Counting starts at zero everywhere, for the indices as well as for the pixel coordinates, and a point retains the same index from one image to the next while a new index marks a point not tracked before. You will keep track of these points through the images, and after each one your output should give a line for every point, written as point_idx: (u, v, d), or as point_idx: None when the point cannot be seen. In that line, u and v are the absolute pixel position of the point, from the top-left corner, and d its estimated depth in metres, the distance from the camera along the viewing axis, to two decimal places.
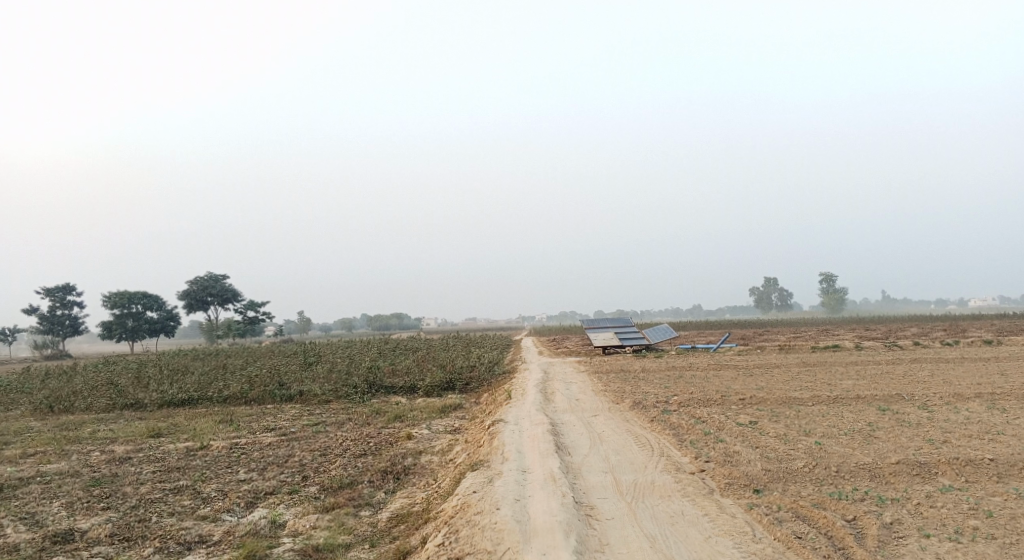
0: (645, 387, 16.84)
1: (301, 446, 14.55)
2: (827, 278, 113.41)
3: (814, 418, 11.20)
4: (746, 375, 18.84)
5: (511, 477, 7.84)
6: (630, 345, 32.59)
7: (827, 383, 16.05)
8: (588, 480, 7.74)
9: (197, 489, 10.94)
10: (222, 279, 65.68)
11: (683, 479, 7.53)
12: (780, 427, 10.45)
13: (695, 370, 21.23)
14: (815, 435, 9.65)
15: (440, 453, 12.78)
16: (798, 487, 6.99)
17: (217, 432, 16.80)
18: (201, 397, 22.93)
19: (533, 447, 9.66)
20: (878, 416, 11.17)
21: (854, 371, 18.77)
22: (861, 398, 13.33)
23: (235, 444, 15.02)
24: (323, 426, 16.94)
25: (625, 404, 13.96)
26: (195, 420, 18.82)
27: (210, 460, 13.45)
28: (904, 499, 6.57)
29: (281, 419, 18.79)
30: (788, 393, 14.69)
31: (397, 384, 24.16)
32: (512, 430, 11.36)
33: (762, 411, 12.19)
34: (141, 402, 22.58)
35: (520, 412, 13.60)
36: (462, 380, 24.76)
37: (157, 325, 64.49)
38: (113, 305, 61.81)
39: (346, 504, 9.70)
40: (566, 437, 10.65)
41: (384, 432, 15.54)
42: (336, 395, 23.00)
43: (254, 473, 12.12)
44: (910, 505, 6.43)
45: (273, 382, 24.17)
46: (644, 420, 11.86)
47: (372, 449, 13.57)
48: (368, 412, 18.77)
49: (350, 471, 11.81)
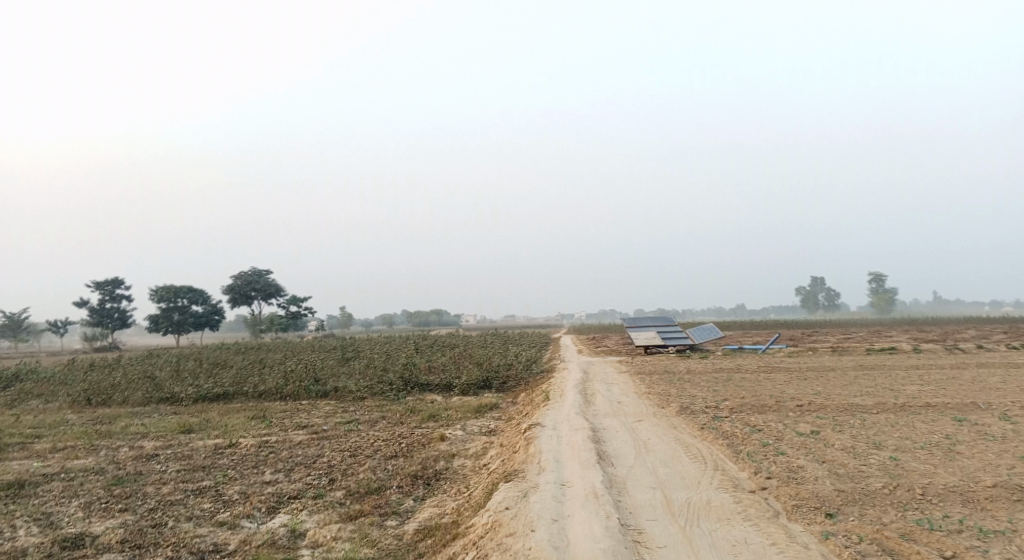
0: (692, 390, 15.91)
1: (332, 445, 14.05)
2: (877, 278, 109.73)
3: (883, 428, 10.15)
4: (799, 379, 17.73)
5: (547, 492, 7.10)
6: (673, 345, 31.53)
7: (890, 389, 14.86)
8: (635, 498, 6.95)
9: (219, 491, 10.65)
10: (266, 274, 66.39)
11: (744, 500, 6.67)
12: (847, 439, 9.44)
13: (744, 373, 20.11)
14: (888, 448, 8.62)
15: (473, 457, 12.14)
16: (880, 512, 6.06)
17: (249, 429, 16.47)
18: (236, 392, 22.75)
19: (573, 457, 8.89)
20: (956, 426, 10.04)
21: (918, 376, 17.45)
22: (932, 406, 12.15)
23: (264, 442, 14.61)
24: (356, 425, 16.41)
25: (671, 409, 13.09)
26: (227, 416, 18.53)
27: (238, 459, 13.07)
28: (1010, 532, 5.60)
29: (314, 416, 18.39)
30: (848, 399, 13.58)
31: (432, 382, 23.61)
32: (550, 436, 10.60)
33: (823, 420, 11.17)
34: (178, 395, 22.50)
35: (559, 415, 12.84)
36: (499, 379, 24.10)
37: (201, 319, 65.35)
38: (160, 298, 62.99)
39: (372, 512, 9.12)
40: (608, 445, 9.85)
41: (417, 432, 14.93)
42: (371, 391, 22.55)
43: (281, 474, 11.65)
44: (1019, 541, 5.45)
45: (308, 378, 23.90)
46: (693, 427, 10.97)
47: (403, 451, 13.00)
48: (402, 411, 18.23)
49: (379, 474, 11.23)
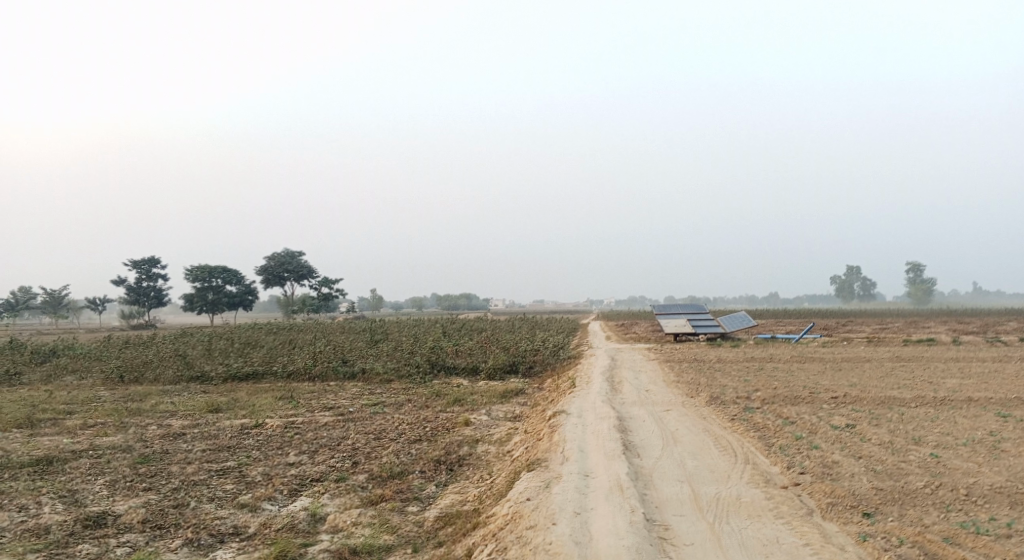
0: (722, 379, 15.56)
1: (356, 427, 14.03)
2: (915, 267, 107.02)
3: (922, 423, 9.73)
4: (834, 370, 17.24)
5: (570, 483, 6.90)
6: (703, 333, 31.06)
7: (929, 382, 14.33)
8: (661, 492, 6.72)
9: (242, 472, 10.68)
10: (298, 256, 67.07)
11: (775, 497, 6.39)
12: (884, 433, 9.06)
13: (777, 362, 19.64)
14: (929, 445, 8.23)
15: (497, 443, 12.00)
16: (921, 513, 5.74)
17: (275, 409, 16.57)
18: (265, 372, 22.97)
19: (598, 446, 8.67)
20: (1001, 423, 9.57)
21: (959, 369, 16.84)
22: (974, 401, 11.64)
23: (290, 423, 14.65)
24: (382, 407, 16.41)
25: (700, 398, 12.78)
26: (255, 396, 18.70)
27: (264, 440, 13.11)
28: None
29: (341, 397, 18.45)
30: (885, 391, 13.12)
31: (459, 365, 23.54)
32: (575, 424, 10.40)
33: (859, 413, 10.78)
34: (208, 374, 22.79)
35: (585, 402, 12.63)
36: (525, 364, 23.95)
37: (235, 299, 66.37)
38: (195, 279, 64.06)
39: (393, 497, 9.05)
40: (635, 435, 9.61)
41: (442, 416, 14.85)
42: (397, 374, 22.57)
43: (304, 456, 11.65)
44: None
45: (336, 359, 24.03)
46: (722, 418, 10.68)
47: (427, 435, 12.91)
48: (427, 394, 18.17)
49: (402, 459, 11.15)
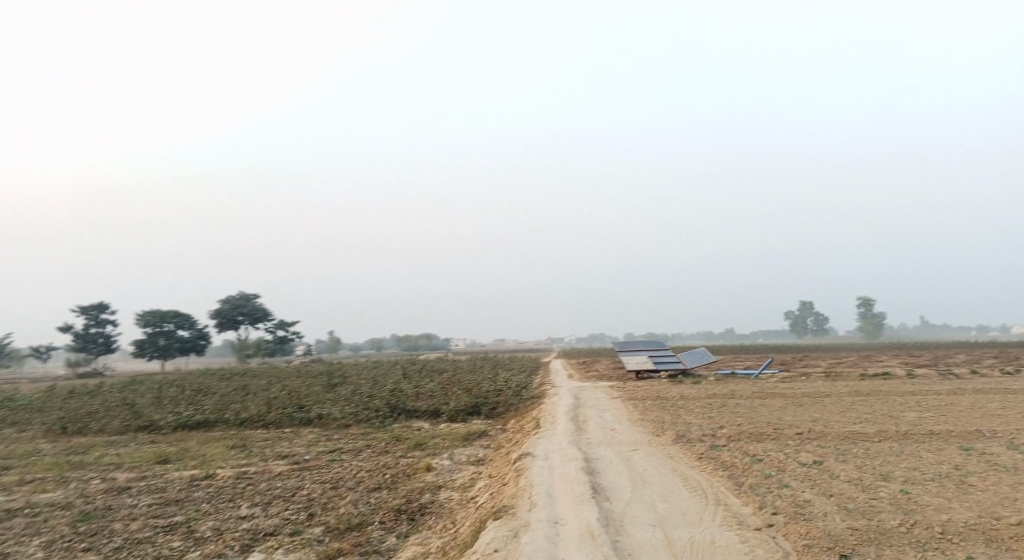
0: (687, 417, 15.45)
1: (313, 476, 13.44)
2: (865, 302, 110.05)
3: (887, 458, 9.72)
4: (796, 405, 17.29)
5: (540, 531, 6.62)
6: (665, 370, 31.10)
7: (890, 416, 14.45)
8: (633, 538, 6.47)
9: (190, 528, 10.05)
10: (254, 298, 65.60)
11: (751, 540, 6.21)
12: (852, 470, 9.00)
13: (739, 399, 19.67)
14: (897, 480, 8.17)
15: (461, 489, 11.60)
16: (898, 553, 5.62)
17: (228, 459, 15.82)
18: (217, 420, 22.05)
19: (566, 491, 8.39)
20: (964, 456, 9.61)
21: (916, 402, 17.08)
22: (935, 434, 11.74)
23: (242, 474, 13.96)
24: (339, 454, 15.81)
25: (666, 437, 12.62)
26: (206, 445, 17.87)
27: (214, 492, 12.43)
28: None
29: (296, 445, 17.75)
30: (848, 426, 13.15)
31: (420, 408, 23.01)
32: (542, 467, 10.10)
33: (825, 449, 10.73)
34: (157, 423, 21.77)
35: (550, 444, 12.34)
36: (488, 405, 23.53)
37: (187, 344, 64.33)
38: (146, 323, 61.96)
39: (351, 551, 8.59)
40: (603, 477, 9.36)
41: (402, 462, 14.35)
42: (356, 418, 21.90)
43: (257, 509, 11.05)
44: None
45: (292, 405, 23.25)
46: (690, 457, 10.51)
47: (388, 483, 12.43)
48: (388, 439, 17.62)
49: (361, 509, 10.65)
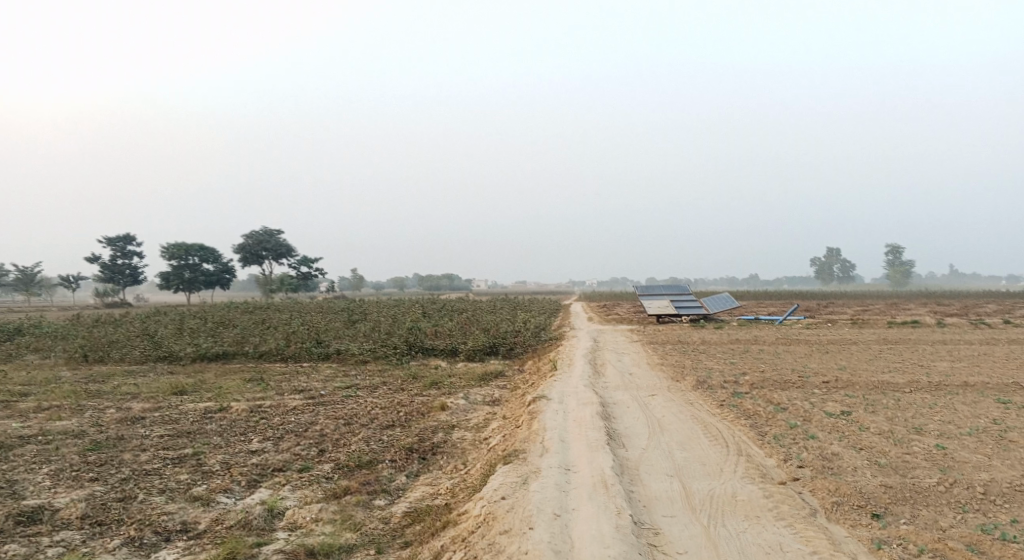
0: (708, 362, 15.04)
1: (326, 412, 13.32)
2: (894, 250, 107.71)
3: (920, 410, 9.24)
4: (821, 352, 16.76)
5: (550, 479, 6.31)
6: (686, 314, 30.63)
7: (921, 366, 13.87)
8: (649, 489, 6.14)
9: (200, 460, 9.98)
10: (277, 234, 65.79)
11: (774, 495, 5.83)
12: (882, 421, 8.55)
13: (761, 344, 19.22)
14: (932, 434, 7.71)
15: (474, 430, 11.40)
16: (935, 515, 5.20)
17: (244, 392, 15.81)
18: (236, 353, 22.16)
19: (580, 436, 8.07)
20: (1004, 410, 9.09)
21: (946, 352, 16.49)
22: (970, 386, 11.21)
23: (257, 407, 13.90)
24: (354, 391, 15.68)
25: (686, 383, 12.24)
26: (224, 377, 17.95)
27: (227, 425, 12.36)
28: None
29: (313, 380, 17.73)
30: (877, 375, 12.64)
31: (437, 347, 22.88)
32: (556, 411, 9.79)
33: (853, 399, 10.27)
34: (177, 354, 21.94)
35: (566, 387, 12.03)
36: (506, 345, 23.35)
37: (211, 278, 65.02)
38: (172, 257, 62.58)
39: (358, 490, 8.41)
40: (619, 423, 9.02)
41: (417, 400, 14.18)
42: (373, 355, 21.86)
43: (268, 443, 10.94)
44: None
45: (309, 340, 23.26)
46: (710, 404, 10.13)
47: (401, 421, 12.26)
48: (404, 376, 17.50)
49: (372, 446, 10.49)
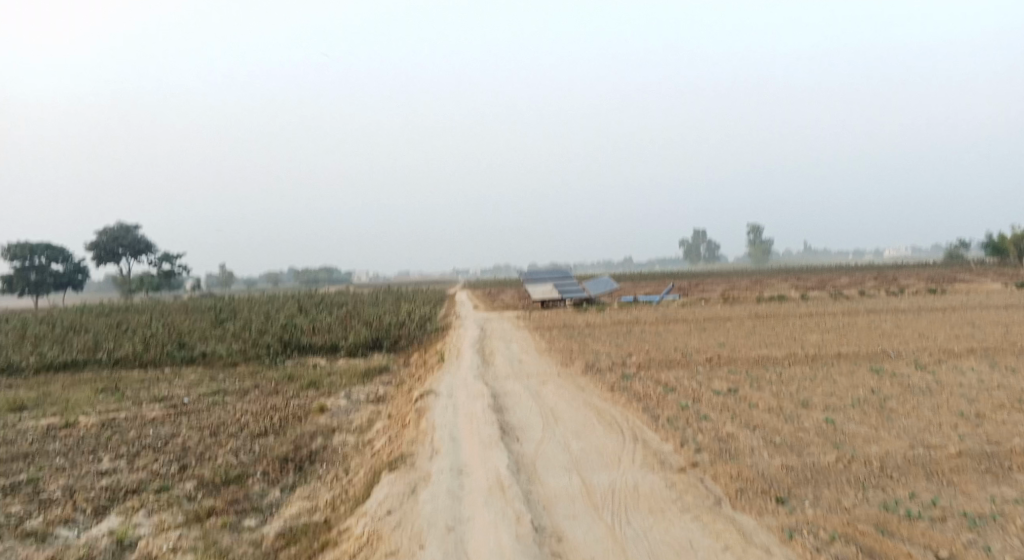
0: (595, 345, 15.00)
1: (190, 422, 11.99)
2: (755, 230, 115.39)
3: (801, 383, 9.51)
4: (701, 330, 17.25)
5: (441, 486, 5.72)
6: (571, 298, 30.94)
7: (794, 339, 14.52)
8: (548, 487, 5.69)
9: (36, 486, 8.53)
10: (135, 229, 60.50)
11: (677, 484, 5.55)
12: (769, 397, 8.68)
13: (644, 325, 19.54)
14: (818, 408, 7.88)
15: (357, 432, 10.59)
16: (838, 495, 5.18)
17: (94, 404, 14.01)
18: (87, 361, 19.83)
19: (470, 433, 7.51)
20: (877, 379, 9.53)
21: (813, 324, 17.44)
22: (842, 356, 11.78)
23: (109, 420, 12.29)
24: (223, 397, 14.32)
25: (576, 367, 12.04)
26: (71, 389, 15.91)
27: (73, 441, 10.76)
28: (997, 517, 4.85)
29: (176, 386, 16.08)
30: (757, 350, 13.03)
31: (316, 344, 21.62)
32: (444, 406, 9.19)
33: (738, 375, 10.45)
34: (15, 365, 19.32)
35: (454, 380, 11.46)
36: (391, 339, 22.47)
37: (62, 279, 58.89)
38: (13, 258, 55.98)
39: (226, 510, 7.44)
40: (511, 415, 8.56)
41: (293, 404, 13.12)
42: (245, 356, 20.29)
43: (121, 462, 9.58)
44: (1010, 527, 4.72)
45: (172, 343, 21.23)
46: (601, 388, 9.93)
47: (276, 427, 11.22)
48: (279, 378, 16.25)
49: (242, 458, 9.45)
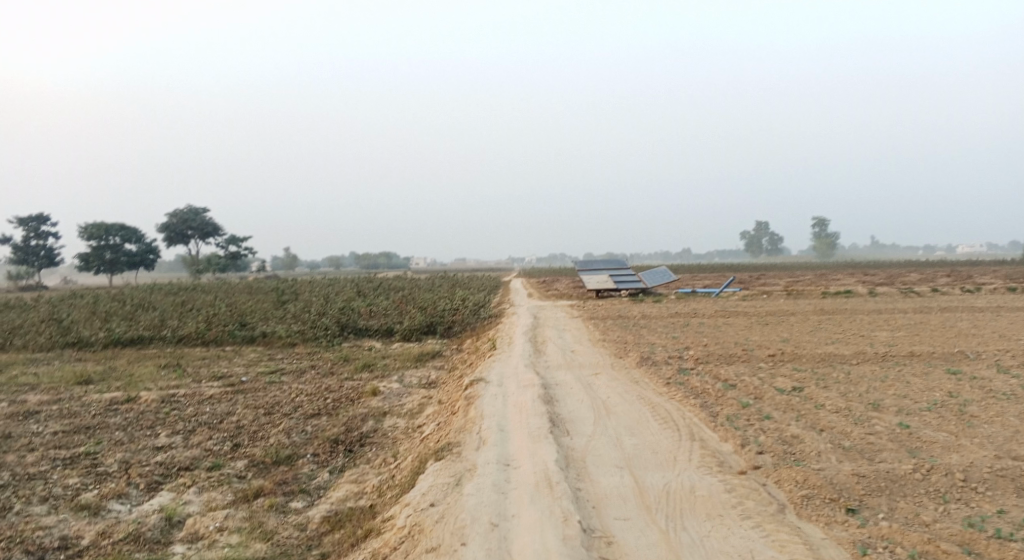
0: (650, 336, 14.58)
1: (246, 401, 12.19)
2: (821, 222, 111.49)
3: (872, 384, 8.95)
4: (762, 324, 16.61)
5: (487, 480, 5.53)
6: (626, 288, 30.42)
7: (862, 336, 13.78)
8: (598, 485, 5.44)
9: (95, 459, 8.76)
10: (204, 212, 62.63)
11: (738, 488, 5.21)
12: (836, 397, 8.18)
13: (702, 317, 18.95)
14: (891, 411, 7.36)
15: (407, 417, 10.54)
16: (915, 507, 4.78)
17: (157, 380, 14.42)
18: (153, 338, 20.50)
19: (519, 425, 7.31)
20: (956, 382, 8.88)
21: (883, 322, 16.55)
22: (915, 356, 11.07)
23: (169, 396, 12.60)
24: (279, 377, 14.55)
25: (630, 359, 11.68)
26: (137, 364, 16.45)
27: (134, 416, 11.04)
28: None
29: (235, 365, 16.45)
30: (822, 347, 12.40)
31: (371, 327, 21.82)
32: (494, 395, 9.01)
33: (802, 372, 9.91)
34: (87, 340, 20.13)
35: (505, 368, 11.27)
36: (444, 324, 22.49)
37: (135, 259, 61.52)
38: (91, 237, 58.74)
39: (273, 491, 7.45)
40: (562, 407, 8.31)
41: (346, 386, 13.19)
42: (302, 337, 20.63)
43: (177, 438, 9.77)
44: None
45: (233, 322, 21.76)
46: (656, 382, 9.57)
47: (327, 408, 11.28)
48: (334, 360, 16.42)
49: (293, 439, 9.50)
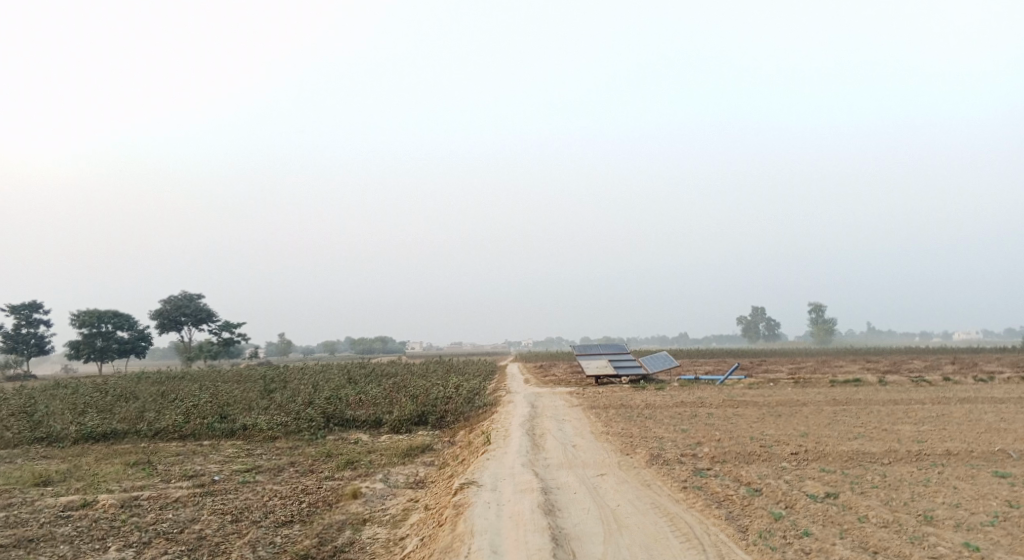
0: (657, 430, 13.49)
1: (213, 505, 11.00)
2: (817, 308, 111.10)
3: (915, 489, 7.90)
4: (775, 416, 15.52)
5: None
6: (626, 375, 29.31)
7: (887, 431, 12.71)
8: None
9: None
10: (198, 298, 61.85)
11: None
12: (879, 506, 7.15)
13: (710, 408, 17.83)
14: (949, 526, 6.35)
15: (390, 525, 9.40)
16: None
17: (120, 481, 13.14)
18: (127, 431, 19.21)
19: (517, 544, 6.26)
20: (1010, 488, 7.86)
21: (903, 414, 15.46)
22: (952, 455, 10.03)
23: (129, 499, 11.38)
24: (254, 476, 13.35)
25: (639, 457, 10.60)
26: (103, 462, 15.17)
27: (84, 525, 9.81)
28: None
29: (210, 462, 15.21)
30: (847, 443, 11.34)
31: (359, 419, 20.61)
32: (487, 503, 7.94)
33: (833, 474, 8.87)
34: (55, 435, 18.83)
35: (500, 468, 10.17)
36: (436, 414, 21.30)
37: (126, 346, 60.24)
38: (82, 324, 57.75)
39: None
40: (565, 519, 7.25)
41: (326, 486, 12.01)
42: (286, 429, 19.40)
43: (128, 552, 8.59)
44: None
45: (213, 414, 20.51)
46: (671, 486, 8.51)
47: (302, 515, 10.12)
48: (317, 455, 15.22)
49: (259, 554, 8.33)
